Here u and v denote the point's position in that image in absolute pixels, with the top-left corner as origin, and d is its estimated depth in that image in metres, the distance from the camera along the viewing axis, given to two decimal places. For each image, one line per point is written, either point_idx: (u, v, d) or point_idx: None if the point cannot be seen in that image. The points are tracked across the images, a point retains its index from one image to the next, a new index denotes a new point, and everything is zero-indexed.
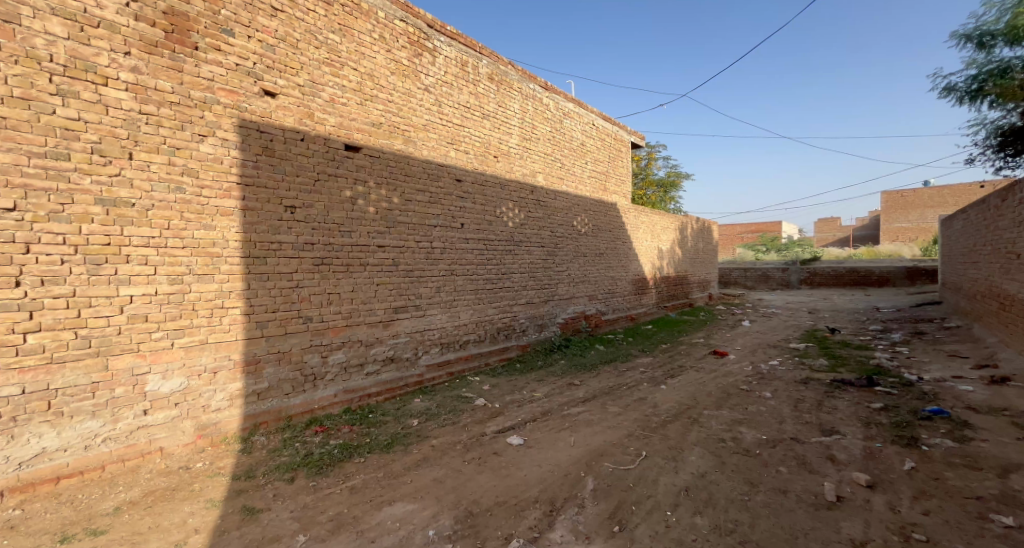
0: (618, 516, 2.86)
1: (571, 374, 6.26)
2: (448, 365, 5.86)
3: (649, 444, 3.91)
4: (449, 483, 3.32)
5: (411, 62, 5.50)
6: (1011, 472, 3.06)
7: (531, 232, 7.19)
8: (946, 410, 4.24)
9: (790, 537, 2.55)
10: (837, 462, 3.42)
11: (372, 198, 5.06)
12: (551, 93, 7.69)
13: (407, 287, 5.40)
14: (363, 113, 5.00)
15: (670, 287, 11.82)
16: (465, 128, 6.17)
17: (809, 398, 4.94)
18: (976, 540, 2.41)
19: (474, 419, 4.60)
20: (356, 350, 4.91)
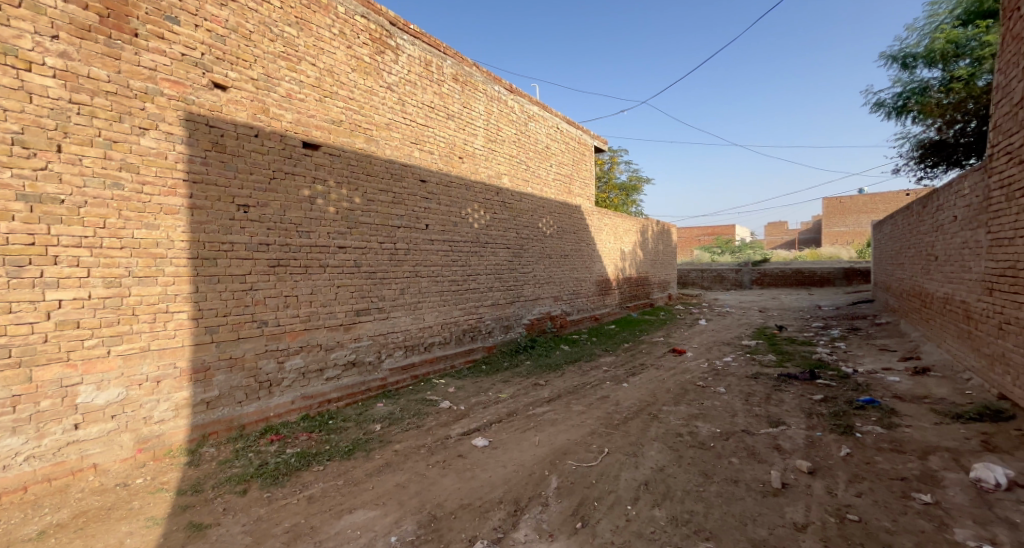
0: (581, 512, 2.92)
1: (536, 374, 6.32)
2: (412, 368, 5.76)
3: (611, 441, 4.01)
4: (412, 488, 3.28)
5: (373, 60, 5.39)
6: (931, 454, 3.38)
7: (496, 233, 7.21)
8: (877, 400, 4.61)
9: (740, 524, 2.69)
10: (783, 451, 3.65)
11: (332, 198, 4.92)
12: (516, 95, 7.75)
13: (369, 289, 5.27)
14: (322, 110, 4.85)
15: (632, 287, 12.18)
16: (430, 128, 6.10)
17: (759, 392, 5.24)
18: (900, 517, 2.64)
19: (439, 422, 4.55)
20: (315, 355, 4.74)
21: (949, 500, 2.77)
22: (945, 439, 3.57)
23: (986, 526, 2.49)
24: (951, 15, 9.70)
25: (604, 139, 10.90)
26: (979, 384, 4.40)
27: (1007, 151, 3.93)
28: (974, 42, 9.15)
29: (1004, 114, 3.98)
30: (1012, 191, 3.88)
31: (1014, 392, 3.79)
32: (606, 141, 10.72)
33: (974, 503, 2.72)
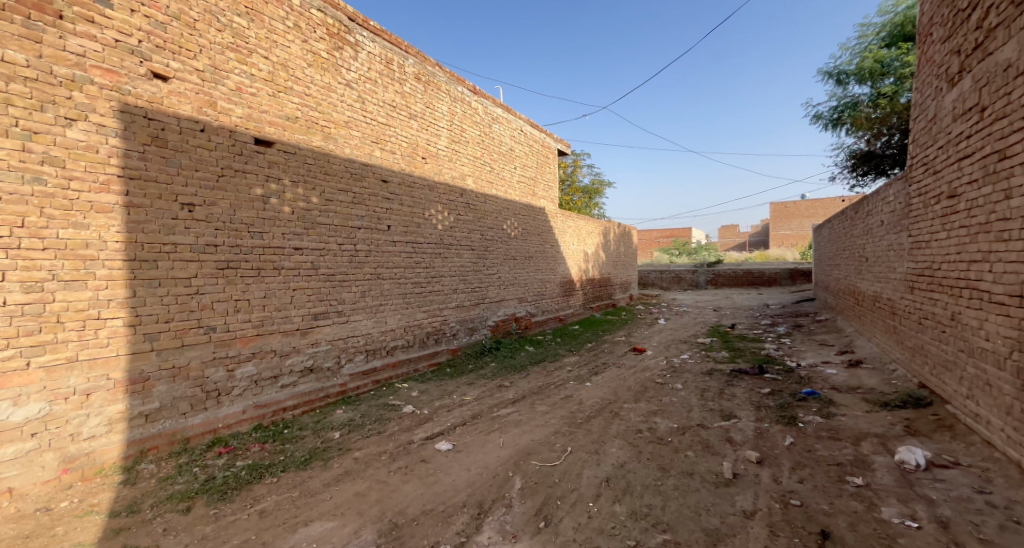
0: (544, 512, 2.94)
1: (501, 376, 6.32)
2: (374, 373, 5.61)
3: (574, 440, 4.08)
4: (373, 496, 3.19)
5: (331, 56, 5.22)
6: (863, 440, 3.67)
7: (461, 235, 7.16)
8: (817, 392, 4.95)
9: (695, 515, 2.81)
10: (734, 443, 3.84)
11: (287, 197, 4.72)
12: (480, 97, 7.73)
13: (328, 292, 5.09)
14: (276, 105, 4.65)
15: (595, 288, 12.45)
16: (391, 127, 5.99)
17: (713, 387, 5.49)
18: (837, 500, 2.85)
19: (402, 427, 4.45)
20: (268, 362, 4.52)
21: (877, 481, 3.02)
22: (875, 426, 3.88)
23: (908, 503, 2.74)
24: (878, 37, 10.60)
25: (567, 142, 11.07)
26: (902, 375, 4.82)
27: (923, 162, 4.33)
28: (897, 62, 10.02)
29: (921, 128, 4.39)
30: (928, 198, 4.28)
31: (932, 380, 4.18)
32: (569, 144, 10.90)
33: (898, 482, 2.98)
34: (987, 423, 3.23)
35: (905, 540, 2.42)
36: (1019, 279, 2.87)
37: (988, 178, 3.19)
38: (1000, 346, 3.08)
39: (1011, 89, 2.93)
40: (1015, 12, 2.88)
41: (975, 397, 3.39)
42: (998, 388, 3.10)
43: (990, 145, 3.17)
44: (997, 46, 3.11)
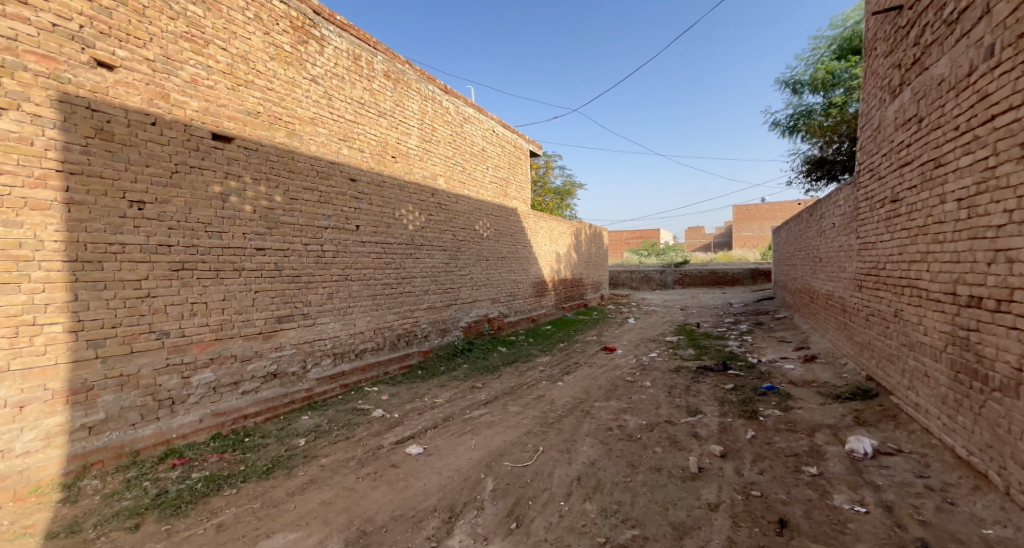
0: (516, 513, 2.94)
1: (474, 377, 6.28)
2: (342, 377, 5.46)
3: (546, 439, 4.11)
4: (340, 504, 3.10)
5: (295, 50, 5.05)
6: (817, 431, 3.87)
7: (432, 235, 7.07)
8: (776, 386, 5.18)
9: (662, 509, 2.89)
10: (700, 438, 3.97)
11: (248, 196, 4.52)
12: (451, 96, 7.65)
13: (292, 294, 4.92)
14: (236, 99, 4.45)
15: (567, 288, 12.58)
16: (359, 125, 5.84)
17: (680, 384, 5.66)
18: (793, 489, 2.99)
19: (371, 432, 4.35)
20: (228, 368, 4.31)
21: (830, 470, 3.19)
22: (828, 417, 4.10)
23: (857, 490, 2.91)
24: (829, 50, 11.25)
25: (539, 143, 11.13)
26: (852, 368, 5.12)
27: (870, 168, 4.62)
28: (846, 74, 10.67)
29: (867, 136, 4.68)
30: (873, 202, 4.56)
31: (878, 373, 4.44)
32: (541, 145, 10.95)
33: (848, 470, 3.16)
34: (925, 412, 3.47)
35: (855, 525, 2.57)
36: (953, 278, 3.10)
37: (925, 184, 3.44)
38: (937, 340, 3.32)
39: (945, 102, 3.16)
40: (948, 30, 3.12)
41: (915, 387, 3.64)
42: (935, 379, 3.33)
43: (927, 153, 3.41)
44: (932, 62, 3.36)
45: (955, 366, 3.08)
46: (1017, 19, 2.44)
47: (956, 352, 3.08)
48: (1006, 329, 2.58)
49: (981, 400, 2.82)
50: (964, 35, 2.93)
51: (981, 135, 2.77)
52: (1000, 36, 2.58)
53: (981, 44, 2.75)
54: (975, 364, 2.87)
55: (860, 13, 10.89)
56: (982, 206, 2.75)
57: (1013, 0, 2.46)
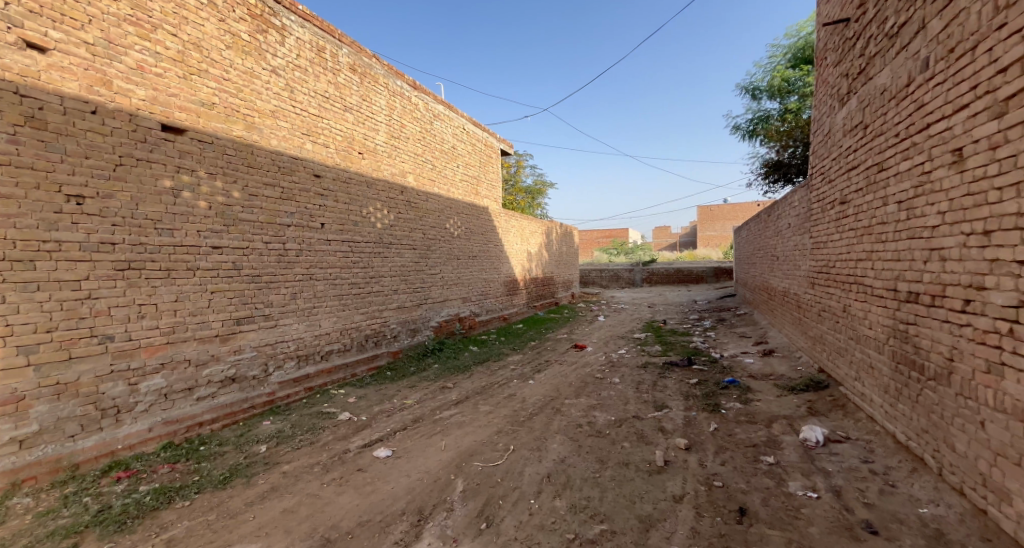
0: (486, 513, 2.93)
1: (444, 377, 6.21)
2: (306, 379, 5.26)
3: (516, 438, 4.11)
4: (303, 511, 2.99)
5: (253, 39, 4.82)
6: (774, 422, 4.05)
7: (401, 233, 6.92)
8: (737, 380, 5.39)
9: (629, 503, 2.94)
10: (666, 432, 4.07)
11: (202, 191, 4.28)
12: (420, 92, 7.51)
13: (252, 295, 4.70)
14: (188, 89, 4.21)
15: (539, 287, 12.65)
16: (324, 119, 5.64)
17: (647, 380, 5.79)
18: (752, 478, 3.12)
19: (337, 436, 4.22)
20: (181, 373, 4.08)
21: (786, 458, 3.35)
22: (784, 408, 4.30)
23: (810, 476, 3.06)
24: (785, 58, 11.82)
25: (509, 142, 11.10)
26: (805, 361, 5.40)
27: (821, 171, 4.87)
28: (800, 82, 11.24)
29: (819, 142, 4.93)
30: (825, 204, 4.82)
31: (829, 365, 4.70)
32: (512, 144, 10.93)
33: (802, 458, 3.32)
34: (870, 401, 3.69)
35: (807, 510, 2.70)
36: (894, 275, 3.31)
37: (870, 186, 3.66)
38: (880, 333, 3.54)
39: (887, 110, 3.38)
40: (889, 43, 3.33)
41: (861, 378, 3.87)
42: (878, 370, 3.55)
43: (872, 158, 3.63)
44: (875, 72, 3.57)
45: (895, 357, 3.30)
46: (949, 34, 2.63)
47: (897, 344, 3.29)
48: (940, 322, 2.78)
49: (918, 388, 3.02)
50: (902, 48, 3.14)
51: (918, 141, 2.97)
52: (933, 50, 2.78)
53: (917, 57, 2.96)
54: (912, 354, 3.08)
55: (812, 24, 11.49)
56: (919, 207, 2.96)
57: (946, 16, 2.65)
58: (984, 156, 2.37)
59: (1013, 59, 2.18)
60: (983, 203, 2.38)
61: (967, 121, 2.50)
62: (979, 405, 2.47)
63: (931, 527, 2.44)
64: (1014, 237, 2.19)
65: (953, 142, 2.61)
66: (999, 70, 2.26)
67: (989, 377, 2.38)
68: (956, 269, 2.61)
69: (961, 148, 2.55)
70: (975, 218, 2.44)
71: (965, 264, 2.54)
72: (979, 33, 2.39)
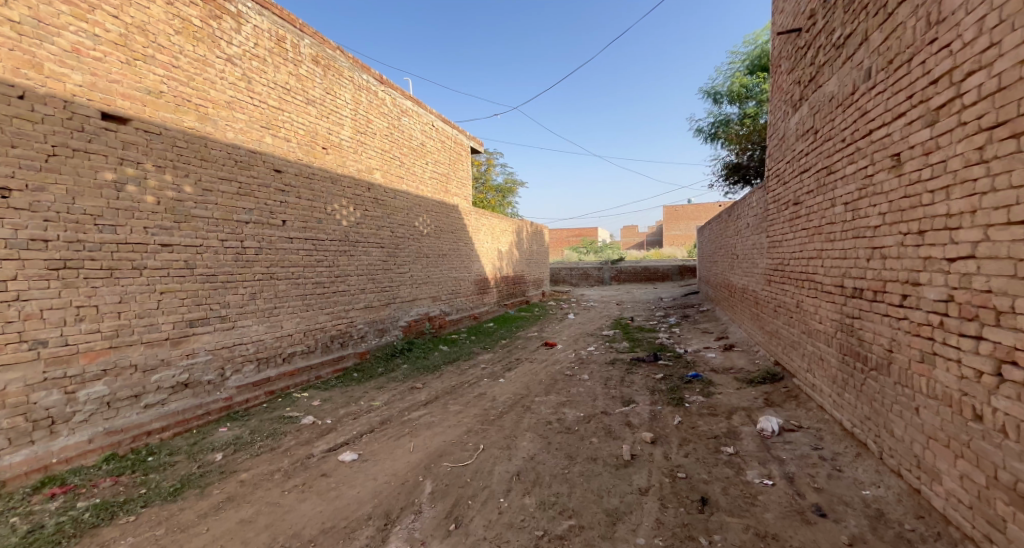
0: (455, 513, 2.90)
1: (414, 377, 6.11)
2: (267, 383, 5.03)
3: (486, 437, 4.09)
4: (262, 521, 2.86)
5: (206, 25, 4.55)
6: (734, 413, 4.22)
7: (368, 232, 6.74)
8: (700, 374, 5.57)
9: (597, 497, 2.98)
10: (633, 426, 4.16)
11: (150, 185, 4.02)
12: (387, 87, 7.34)
13: (207, 295, 4.45)
14: (132, 75, 3.93)
15: (509, 286, 12.65)
16: (285, 112, 5.42)
17: (615, 376, 5.90)
18: (713, 469, 3.24)
19: (300, 440, 4.07)
20: (127, 379, 3.82)
21: (744, 448, 3.50)
22: (742, 400, 4.49)
23: (766, 464, 3.21)
24: (744, 65, 12.32)
25: (479, 139, 10.99)
26: (763, 355, 5.65)
27: (777, 174, 5.10)
28: (758, 89, 11.76)
29: (774, 145, 5.16)
30: (780, 205, 5.05)
31: (784, 358, 4.93)
32: (481, 142, 10.85)
33: (759, 448, 3.48)
34: (820, 391, 3.90)
35: (763, 496, 2.83)
36: (841, 272, 3.51)
37: (821, 188, 3.86)
38: (829, 327, 3.75)
39: (834, 117, 3.57)
40: (836, 53, 3.52)
41: (813, 370, 4.08)
42: (828, 362, 3.76)
43: (821, 162, 3.83)
44: (824, 80, 3.77)
45: (842, 349, 3.50)
46: (888, 46, 2.81)
47: (844, 337, 3.49)
48: (880, 315, 2.97)
49: (862, 378, 3.22)
50: (848, 58, 3.33)
51: (862, 146, 3.16)
52: (874, 61, 2.96)
53: (861, 67, 3.14)
54: (858, 346, 3.27)
55: (768, 33, 12.04)
56: (863, 209, 3.14)
57: (886, 29, 2.83)
58: (918, 161, 2.55)
59: (943, 71, 2.35)
60: (918, 205, 2.55)
61: (904, 128, 2.67)
62: (915, 392, 2.65)
63: (873, 507, 2.61)
64: (944, 236, 2.36)
65: (892, 148, 2.79)
66: (931, 81, 2.43)
67: (923, 366, 2.57)
68: (895, 266, 2.80)
69: (899, 154, 2.73)
70: (911, 218, 2.61)
71: (902, 261, 2.72)
72: (914, 46, 2.57)
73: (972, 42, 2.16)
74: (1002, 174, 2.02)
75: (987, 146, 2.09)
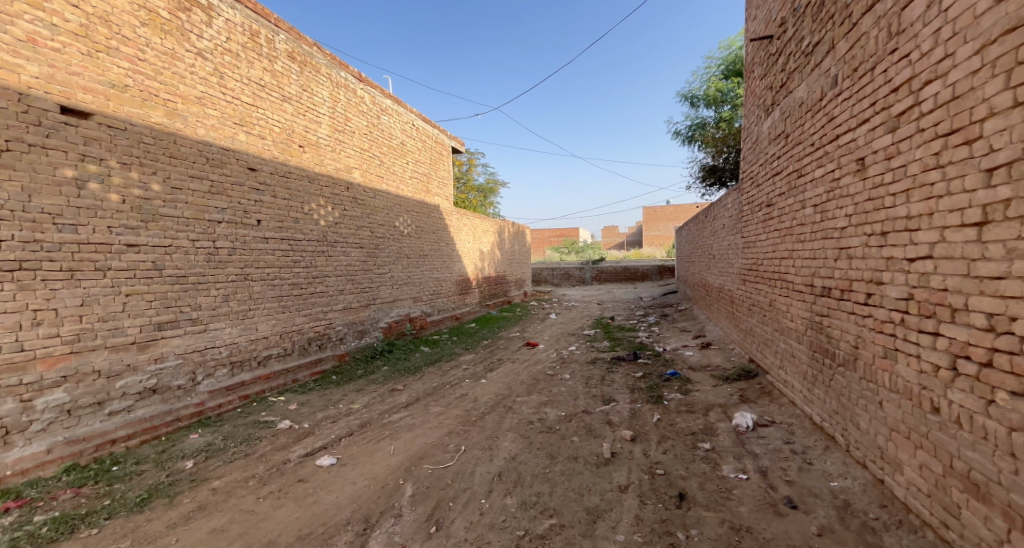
0: (435, 516, 2.87)
1: (394, 379, 6.03)
2: (241, 387, 4.88)
3: (468, 438, 4.07)
4: (236, 529, 2.78)
5: (174, 17, 4.39)
6: (710, 410, 4.31)
7: (347, 231, 6.62)
8: (678, 372, 5.67)
9: (578, 496, 3.01)
10: (613, 425, 4.21)
11: (114, 182, 3.85)
12: (366, 85, 7.23)
13: (176, 297, 4.30)
14: (94, 68, 3.76)
15: (491, 286, 12.63)
16: (259, 108, 5.28)
17: (595, 375, 5.96)
18: (691, 465, 3.30)
19: (276, 445, 3.97)
20: (90, 386, 3.65)
21: (720, 444, 3.58)
22: (719, 397, 4.60)
23: (741, 459, 3.29)
24: (719, 69, 12.63)
25: (460, 139, 10.91)
26: (738, 352, 5.80)
27: (750, 176, 5.25)
28: (732, 93, 12.07)
29: (748, 149, 5.31)
30: (754, 207, 5.20)
31: (758, 355, 5.07)
32: (463, 142, 10.78)
33: (734, 443, 3.57)
34: (791, 387, 4.03)
35: (738, 490, 2.90)
36: (811, 271, 3.63)
37: (792, 190, 3.98)
38: (800, 325, 3.87)
39: (804, 122, 3.69)
40: (805, 60, 3.65)
41: (785, 366, 4.21)
42: (799, 358, 3.88)
43: (792, 165, 3.96)
44: (794, 86, 3.90)
45: (812, 347, 3.62)
46: (852, 54, 2.93)
47: (814, 335, 3.61)
48: (847, 313, 3.08)
49: (831, 374, 3.34)
50: (816, 65, 3.45)
51: (829, 151, 3.28)
52: (840, 69, 3.08)
53: (828, 74, 3.27)
54: (827, 343, 3.39)
55: (741, 39, 12.37)
56: (831, 211, 3.26)
57: (850, 38, 2.94)
58: (881, 165, 2.66)
59: (903, 80, 2.46)
60: (881, 207, 2.66)
61: (868, 133, 2.79)
62: (878, 387, 2.77)
63: (841, 498, 2.71)
64: (905, 237, 2.47)
65: (857, 153, 2.90)
66: (892, 89, 2.54)
67: (886, 361, 2.68)
68: (860, 266, 2.91)
69: (863, 158, 2.84)
70: (875, 220, 2.73)
71: (867, 261, 2.83)
72: (876, 56, 2.68)
73: (928, 53, 2.27)
74: (956, 178, 2.13)
75: (942, 152, 2.20)
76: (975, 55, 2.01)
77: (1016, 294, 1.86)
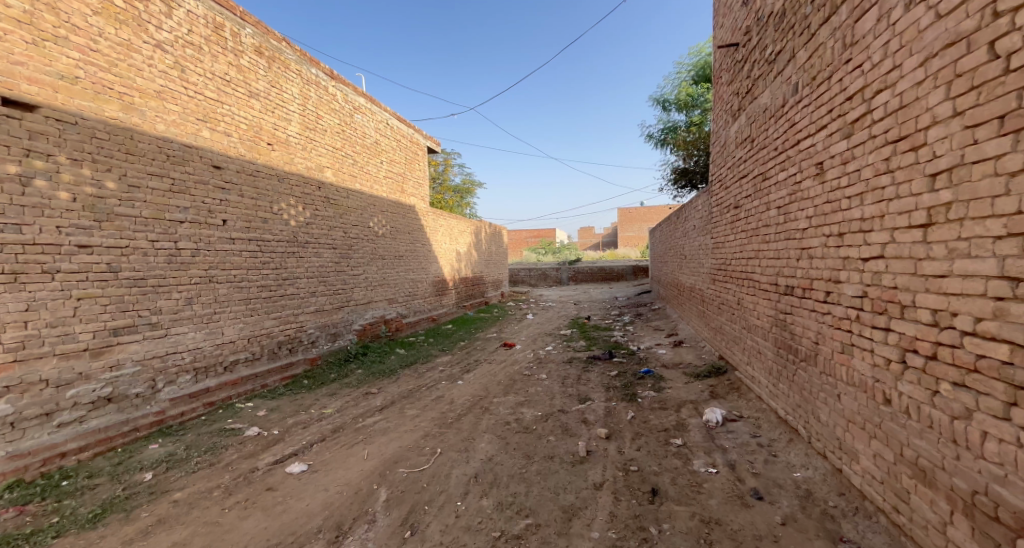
0: (410, 520, 2.84)
1: (369, 382, 5.91)
2: (206, 394, 4.68)
3: (444, 440, 4.03)
4: (200, 542, 2.67)
5: (130, 7, 4.17)
6: (682, 406, 4.42)
7: (319, 232, 6.46)
8: (652, 370, 5.78)
9: (553, 495, 3.03)
10: (588, 423, 4.25)
11: (64, 179, 3.64)
12: (339, 83, 7.07)
13: (134, 300, 4.09)
14: (40, 57, 3.54)
15: (468, 287, 12.57)
16: (224, 104, 5.08)
17: (572, 375, 6.00)
18: (663, 460, 3.37)
19: (243, 453, 3.82)
20: (37, 396, 3.43)
21: (691, 440, 3.67)
22: (690, 394, 4.72)
23: (711, 454, 3.39)
24: (690, 75, 12.98)
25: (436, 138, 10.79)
26: (709, 350, 5.96)
27: (719, 179, 5.42)
28: (702, 98, 12.43)
29: (717, 152, 5.48)
30: (722, 208, 5.37)
31: (727, 352, 5.23)
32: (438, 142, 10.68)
33: (704, 438, 3.66)
34: (758, 382, 4.17)
35: (708, 484, 2.98)
36: (776, 270, 3.77)
37: (758, 192, 4.12)
38: (766, 322, 4.01)
39: (768, 126, 3.84)
40: (769, 68, 3.79)
41: (752, 362, 4.36)
42: (765, 354, 4.02)
43: (757, 168, 4.10)
44: (758, 93, 4.05)
45: (776, 343, 3.77)
46: (811, 63, 3.06)
47: (778, 331, 3.75)
48: (808, 311, 3.22)
49: (794, 369, 3.47)
50: (779, 72, 3.59)
51: (791, 155, 3.42)
52: (801, 77, 3.21)
53: (789, 82, 3.40)
54: (790, 340, 3.52)
55: (711, 46, 12.74)
56: (793, 212, 3.40)
57: (809, 47, 3.08)
58: (838, 170, 2.79)
59: (856, 88, 2.59)
60: (838, 209, 2.79)
61: (825, 139, 2.92)
62: (837, 381, 2.90)
63: (803, 488, 2.83)
64: (859, 238, 2.60)
65: (816, 157, 3.03)
66: (847, 97, 2.67)
67: (843, 356, 2.81)
68: (820, 266, 3.04)
69: (822, 162, 2.97)
70: (833, 222, 2.86)
71: (825, 261, 2.97)
72: (833, 65, 2.81)
73: (878, 63, 2.40)
74: (904, 183, 2.25)
75: (892, 158, 2.33)
76: (920, 67, 2.14)
77: (956, 292, 1.99)
